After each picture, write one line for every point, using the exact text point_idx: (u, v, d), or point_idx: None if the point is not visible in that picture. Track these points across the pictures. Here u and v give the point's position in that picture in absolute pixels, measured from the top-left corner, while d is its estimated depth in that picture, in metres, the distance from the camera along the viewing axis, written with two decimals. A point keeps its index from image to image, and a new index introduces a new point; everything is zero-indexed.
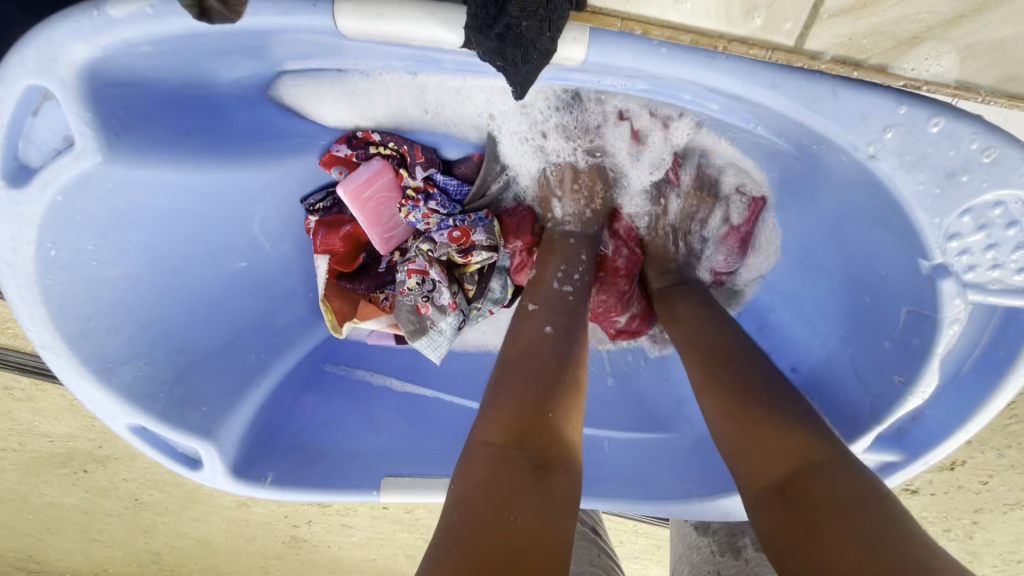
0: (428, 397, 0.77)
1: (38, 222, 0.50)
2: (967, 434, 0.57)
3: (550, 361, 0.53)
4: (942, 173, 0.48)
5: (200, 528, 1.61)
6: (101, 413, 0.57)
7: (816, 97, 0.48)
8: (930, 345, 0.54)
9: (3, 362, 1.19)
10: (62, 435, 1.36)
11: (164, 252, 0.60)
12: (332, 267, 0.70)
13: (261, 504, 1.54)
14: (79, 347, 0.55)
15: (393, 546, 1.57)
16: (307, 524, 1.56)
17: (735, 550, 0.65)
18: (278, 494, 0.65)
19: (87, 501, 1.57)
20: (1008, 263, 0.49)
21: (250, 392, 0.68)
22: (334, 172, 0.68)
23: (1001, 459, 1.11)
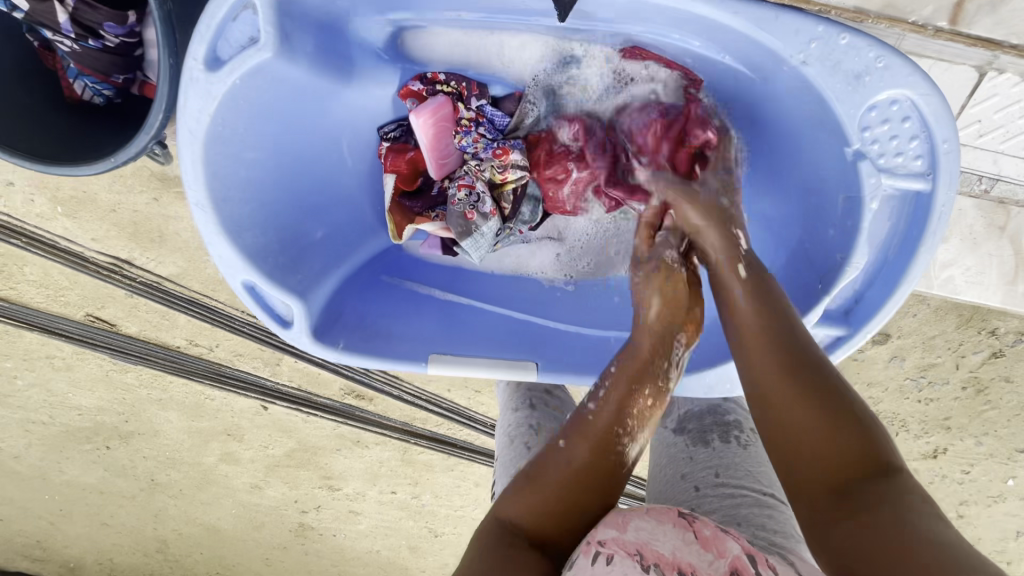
0: (467, 303, 0.91)
1: (220, 100, 0.66)
2: (895, 303, 0.73)
3: (563, 474, 0.61)
4: (851, 75, 0.66)
5: (211, 513, 1.65)
6: (226, 266, 0.72)
7: (762, 18, 0.66)
8: (857, 222, 0.72)
9: (51, 328, 1.27)
10: (93, 407, 1.44)
11: (285, 146, 0.77)
12: (397, 186, 0.88)
13: (273, 487, 1.55)
14: (220, 210, 0.71)
15: (398, 536, 1.60)
16: (316, 511, 1.59)
17: (705, 441, 0.79)
18: (350, 358, 0.80)
19: (104, 481, 1.62)
20: (908, 150, 0.68)
21: (331, 275, 0.85)
22: (408, 103, 0.84)
23: (980, 447, 1.19)
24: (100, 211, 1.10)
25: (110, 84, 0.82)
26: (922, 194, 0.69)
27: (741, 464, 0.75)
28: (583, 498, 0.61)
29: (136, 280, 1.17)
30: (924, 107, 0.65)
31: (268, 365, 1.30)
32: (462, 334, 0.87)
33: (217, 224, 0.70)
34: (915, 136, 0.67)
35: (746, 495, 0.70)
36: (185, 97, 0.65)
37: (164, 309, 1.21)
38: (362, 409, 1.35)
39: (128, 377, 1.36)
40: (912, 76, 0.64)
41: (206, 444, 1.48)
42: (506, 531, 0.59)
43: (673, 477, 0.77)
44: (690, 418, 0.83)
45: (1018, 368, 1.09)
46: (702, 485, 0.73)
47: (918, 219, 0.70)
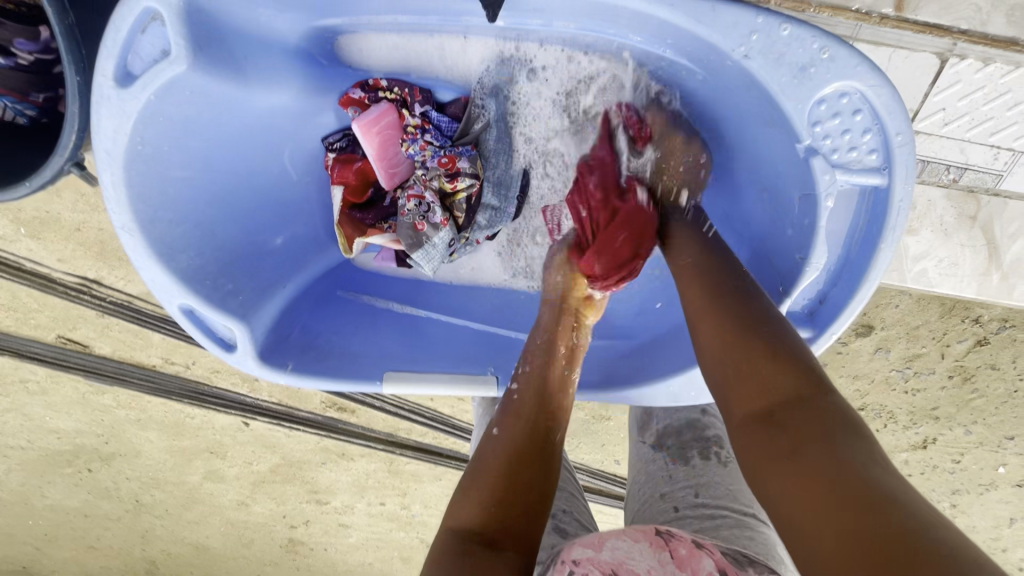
0: (421, 316, 0.90)
1: (135, 118, 0.64)
2: (860, 302, 0.71)
3: (489, 454, 0.62)
4: (796, 68, 0.64)
5: (199, 533, 1.63)
6: (161, 290, 0.71)
7: (701, 12, 0.65)
8: (816, 221, 0.70)
9: (22, 350, 1.25)
10: (71, 430, 1.41)
11: (216, 162, 0.74)
12: (346, 199, 0.86)
13: (260, 504, 1.53)
14: (147, 233, 0.68)
15: (390, 547, 1.58)
16: (305, 525, 1.56)
17: (685, 458, 0.77)
18: (297, 379, 0.78)
19: (88, 504, 1.59)
20: (862, 145, 0.66)
21: (278, 292, 0.83)
22: (349, 111, 0.83)
23: (969, 436, 1.17)
24: (64, 231, 1.08)
25: (30, 104, 0.82)
26: (880, 189, 0.67)
27: (721, 483, 0.73)
28: (525, 482, 0.59)
29: (106, 301, 1.15)
30: (874, 98, 0.63)
31: (247, 381, 1.28)
32: (418, 350, 0.85)
33: (145, 247, 0.68)
34: (867, 129, 0.65)
35: (727, 514, 0.67)
36: (97, 115, 0.63)
37: (135, 327, 1.18)
38: (344, 421, 1.33)
39: (106, 399, 1.33)
40: (857, 66, 0.63)
41: (190, 463, 1.45)
42: (462, 539, 0.55)
43: (651, 495, 0.75)
44: (670, 433, 0.81)
45: (1003, 356, 1.08)
46: (681, 505, 0.71)
47: (878, 215, 0.68)
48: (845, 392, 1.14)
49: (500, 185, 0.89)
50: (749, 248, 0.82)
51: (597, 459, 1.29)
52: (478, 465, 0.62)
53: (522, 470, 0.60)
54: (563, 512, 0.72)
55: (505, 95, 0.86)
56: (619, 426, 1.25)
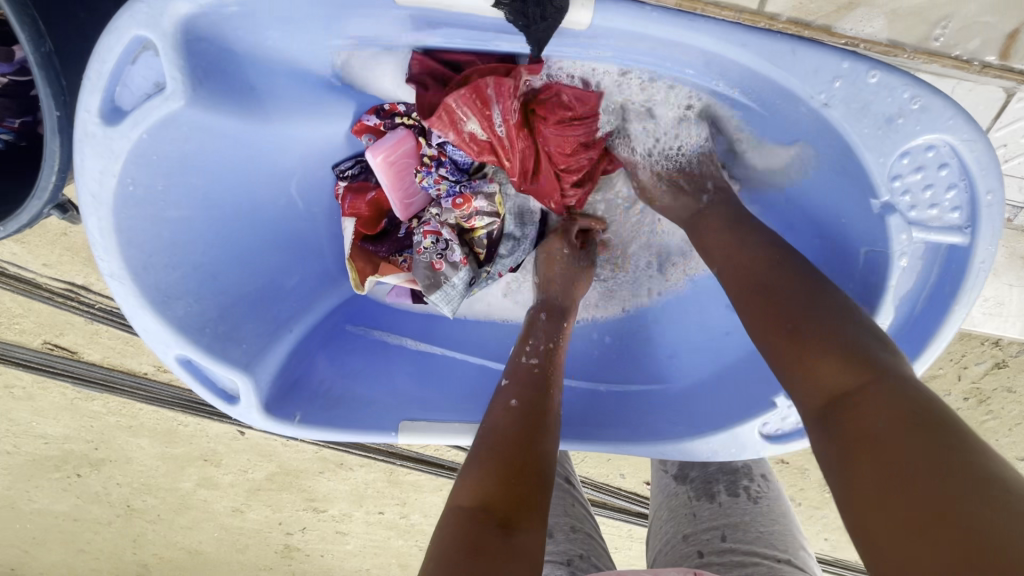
0: (438, 355, 0.86)
1: (126, 157, 0.59)
2: (923, 365, 0.68)
3: (511, 427, 0.61)
4: (881, 118, 0.61)
5: (192, 537, 1.60)
6: (153, 340, 0.66)
7: (779, 53, 0.59)
8: (884, 278, 0.68)
9: (7, 357, 1.20)
10: (59, 436, 1.37)
11: (215, 198, 0.70)
12: (357, 231, 0.82)
13: (255, 511, 1.49)
14: (140, 279, 0.64)
15: (387, 554, 1.56)
16: (301, 532, 1.54)
17: (710, 495, 0.75)
18: (307, 431, 0.74)
19: (77, 508, 1.55)
20: (944, 202, 0.63)
21: (284, 335, 0.79)
22: (364, 139, 0.78)
23: None
24: (50, 235, 1.02)
25: (4, 128, 0.77)
26: (958, 247, 0.65)
27: (750, 526, 0.70)
28: (535, 450, 0.59)
29: (95, 307, 1.09)
30: (966, 153, 0.60)
31: None
32: (432, 394, 0.82)
33: (139, 295, 0.64)
34: (953, 185, 0.62)
35: (758, 562, 0.65)
36: (82, 157, 0.58)
37: (127, 335, 1.14)
38: None
39: (95, 406, 1.28)
40: (952, 120, 0.59)
41: (183, 470, 1.42)
42: (477, 519, 0.52)
43: (674, 536, 0.73)
44: (693, 465, 0.79)
45: (1021, 379, 1.06)
46: (707, 550, 0.69)
47: (952, 274, 0.66)
48: None
49: (520, 216, 0.85)
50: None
51: (601, 474, 1.26)
52: (496, 431, 0.61)
53: (529, 440, 0.60)
54: (580, 557, 0.69)
55: None
56: None
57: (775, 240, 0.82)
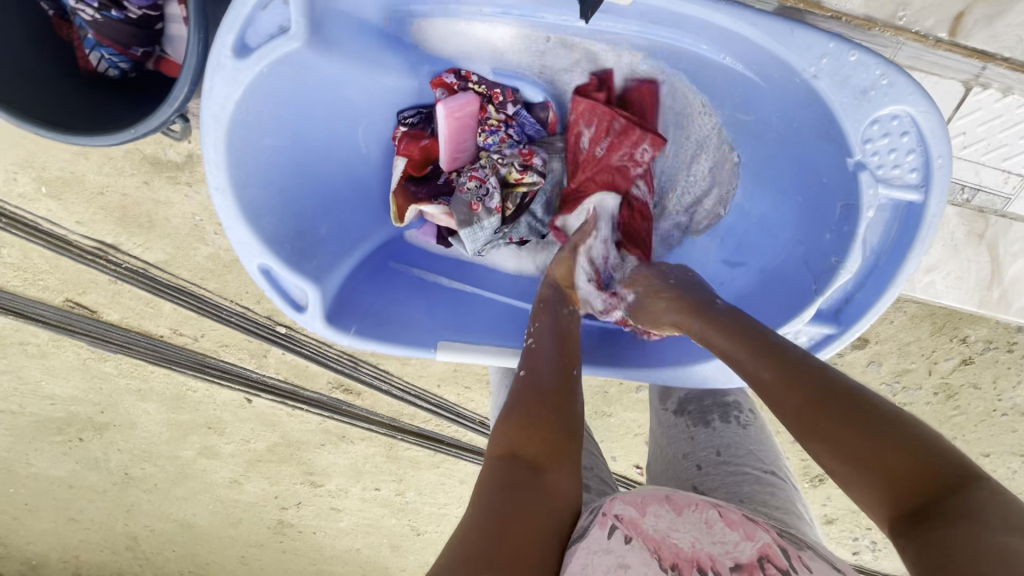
0: (468, 292, 0.91)
1: (247, 86, 0.67)
2: (882, 307, 0.74)
3: (529, 394, 0.65)
4: (857, 90, 0.68)
5: (186, 509, 1.62)
6: (241, 246, 0.72)
7: (778, 32, 0.68)
8: (853, 229, 0.73)
9: (29, 313, 1.23)
10: (67, 397, 1.40)
11: (308, 138, 0.78)
12: (406, 170, 0.86)
13: (252, 483, 1.52)
14: (241, 195, 0.71)
15: (379, 534, 1.59)
16: (296, 507, 1.56)
17: (705, 421, 0.79)
18: (362, 342, 0.80)
19: (73, 474, 1.57)
20: (905, 164, 0.69)
21: (346, 259, 0.85)
22: (437, 93, 0.84)
23: (948, 451, 1.24)
24: (88, 193, 1.07)
25: (128, 57, 0.81)
26: (915, 204, 0.70)
27: (743, 443, 0.76)
28: (553, 406, 0.64)
29: (121, 267, 1.14)
30: (924, 122, 0.67)
31: (254, 357, 1.26)
32: (467, 320, 0.88)
33: (236, 206, 0.70)
34: (913, 150, 0.68)
35: (749, 472, 0.71)
36: (210, 84, 0.66)
37: (149, 296, 1.18)
38: (349, 404, 1.32)
39: (107, 367, 1.32)
40: (913, 93, 0.66)
41: (185, 438, 1.45)
42: (507, 464, 0.58)
43: (673, 456, 0.77)
44: (690, 400, 0.83)
45: (986, 375, 1.14)
46: (705, 463, 0.74)
47: (910, 229, 0.71)
48: None
49: (549, 205, 0.92)
50: (780, 249, 0.84)
51: None
52: (516, 395, 0.66)
53: (555, 406, 0.64)
54: (587, 468, 0.76)
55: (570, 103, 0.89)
56: (619, 424, 1.27)
57: (763, 200, 0.85)
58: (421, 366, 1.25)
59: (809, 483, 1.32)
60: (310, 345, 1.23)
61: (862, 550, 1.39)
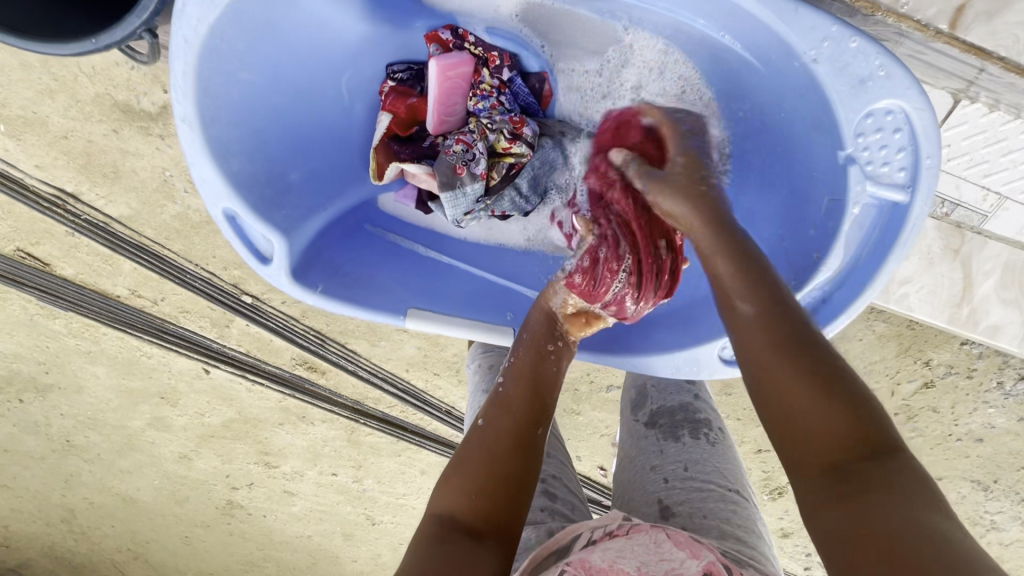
0: (443, 263, 0.88)
1: (224, 9, 0.62)
2: (860, 304, 0.75)
3: (477, 453, 0.58)
4: (855, 79, 0.67)
5: (130, 483, 1.54)
6: (208, 189, 0.70)
7: (782, 10, 0.65)
8: (839, 224, 0.73)
9: None
10: (9, 354, 1.32)
11: (287, 75, 0.74)
12: (390, 128, 0.85)
13: (203, 460, 1.46)
14: (208, 129, 0.68)
15: (333, 521, 1.54)
16: (247, 488, 1.50)
17: (676, 436, 0.74)
18: (325, 301, 0.78)
19: (10, 438, 1.48)
20: (894, 162, 0.69)
21: (319, 213, 0.83)
22: (431, 48, 0.81)
23: None
24: (50, 136, 1.01)
25: None
26: (899, 205, 0.70)
27: (709, 460, 0.71)
28: (504, 468, 0.57)
29: (80, 218, 1.08)
30: (917, 120, 0.66)
31: (216, 327, 1.21)
32: (438, 290, 0.86)
33: (201, 142, 0.68)
34: (903, 148, 0.68)
35: (714, 489, 0.66)
36: (183, 2, 0.61)
37: (107, 252, 1.12)
38: (312, 382, 1.27)
39: (55, 325, 1.25)
40: (910, 88, 0.65)
41: (135, 407, 1.38)
42: (443, 531, 0.53)
43: (641, 467, 0.72)
44: (663, 413, 0.78)
45: (945, 400, 1.17)
46: (671, 476, 0.69)
47: (893, 228, 0.71)
48: None
49: (536, 182, 0.87)
50: (761, 244, 0.84)
51: None
52: (465, 451, 0.59)
53: (506, 466, 0.57)
54: (553, 476, 0.72)
55: (566, 79, 0.86)
56: (587, 423, 1.25)
57: (749, 195, 0.84)
58: (389, 349, 1.21)
59: (768, 496, 1.33)
60: (276, 317, 1.18)
61: (814, 565, 1.41)
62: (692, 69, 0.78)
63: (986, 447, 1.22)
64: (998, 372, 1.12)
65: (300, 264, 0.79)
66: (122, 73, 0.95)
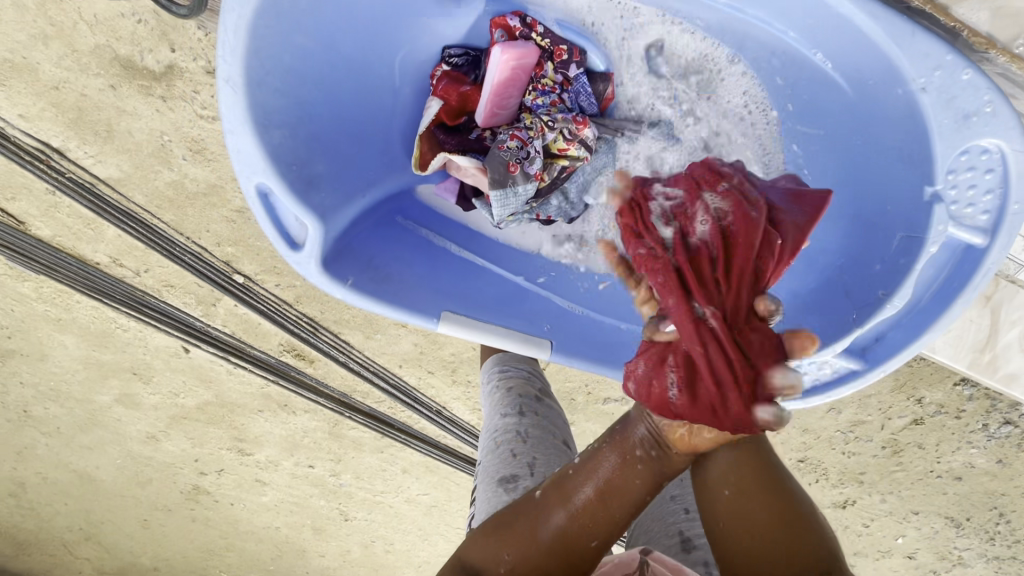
0: (476, 263, 0.86)
1: None
2: (918, 345, 0.76)
3: (522, 532, 0.56)
4: (960, 113, 0.67)
5: (89, 461, 1.46)
6: (244, 162, 0.65)
7: (899, 33, 0.66)
8: (913, 262, 0.73)
9: None
10: None
11: (342, 46, 0.70)
12: (439, 116, 0.80)
13: (172, 442, 1.39)
14: (252, 95, 0.63)
15: (304, 514, 1.49)
16: (216, 474, 1.43)
17: None
18: (355, 296, 0.74)
19: None
20: (979, 203, 0.70)
21: (356, 201, 0.78)
22: (496, 33, 0.76)
23: (882, 504, 1.29)
24: (39, 85, 0.93)
25: None
26: (975, 248, 0.71)
27: None
28: (543, 556, 0.55)
29: (64, 176, 1.01)
30: (1012, 163, 0.67)
31: (201, 305, 1.14)
32: (471, 292, 0.83)
33: (244, 109, 0.63)
34: (991, 190, 0.69)
35: None
36: None
37: (91, 215, 1.05)
38: (299, 370, 1.22)
39: (24, 288, 1.16)
40: (1012, 129, 0.66)
41: (104, 381, 1.30)
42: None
43: (660, 496, 0.71)
44: None
45: (931, 437, 1.19)
46: (692, 508, 0.68)
47: (964, 271, 0.72)
48: (791, 441, 1.23)
49: (583, 187, 0.85)
50: (814, 273, 0.82)
51: None
52: (511, 516, 0.58)
53: (546, 556, 0.55)
54: None
55: (627, 82, 0.82)
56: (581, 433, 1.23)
57: None
58: (385, 343, 1.17)
59: None
60: (268, 300, 1.12)
61: None
62: (758, 86, 0.78)
63: (963, 486, 1.24)
64: (985, 415, 1.14)
65: (333, 254, 0.75)
66: (126, 26, 0.88)
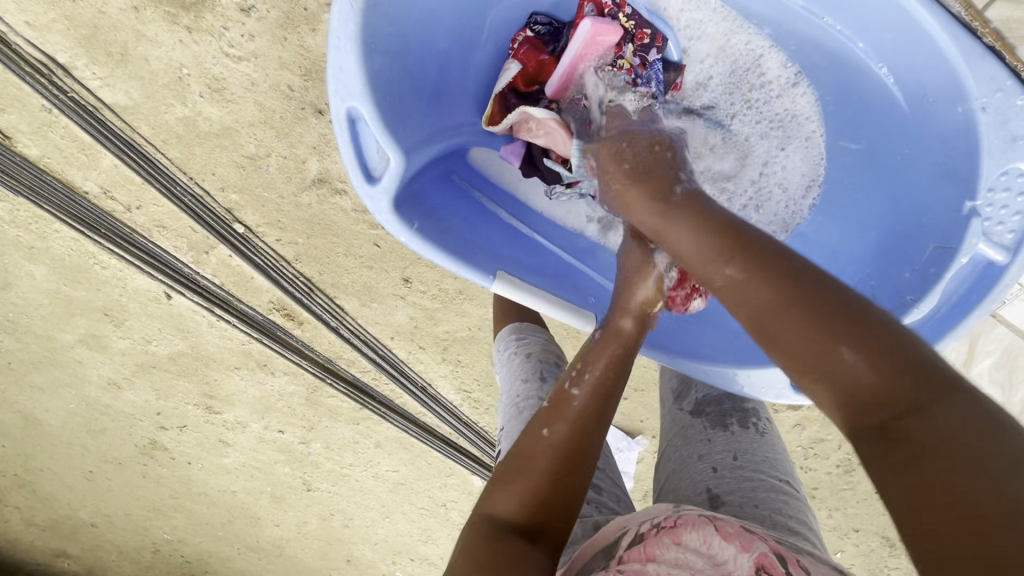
0: (523, 232, 0.86)
1: None
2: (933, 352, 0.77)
3: (540, 466, 0.56)
4: (1008, 137, 0.68)
5: (38, 403, 1.37)
6: (343, 82, 0.63)
7: (970, 53, 0.67)
8: (942, 271, 0.75)
9: None
10: None
11: None
12: (515, 78, 0.83)
13: (135, 391, 1.32)
14: (369, 13, 0.62)
15: (263, 481, 1.44)
16: (177, 431, 1.38)
17: (723, 425, 0.74)
18: (419, 241, 0.73)
19: None
20: (1006, 223, 0.71)
21: (426, 149, 0.78)
22: (584, 8, 0.81)
23: (828, 520, 1.36)
24: None
25: None
26: (995, 266, 0.72)
27: (758, 451, 0.71)
28: (561, 481, 0.56)
29: (65, 95, 0.95)
30: None
31: (192, 250, 1.10)
32: (522, 258, 0.84)
33: (357, 25, 0.61)
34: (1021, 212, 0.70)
35: (765, 479, 0.67)
36: None
37: (87, 140, 0.99)
38: (286, 331, 1.19)
39: None
40: None
41: (70, 319, 1.22)
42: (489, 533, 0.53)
43: (688, 456, 0.72)
44: (709, 402, 0.78)
45: None
46: (720, 466, 0.69)
47: (983, 285, 0.73)
48: None
49: None
50: None
51: None
52: (525, 457, 0.57)
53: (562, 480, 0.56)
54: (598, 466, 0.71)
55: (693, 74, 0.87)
56: None
57: (834, 228, 0.87)
58: (381, 313, 1.16)
59: None
60: (266, 254, 1.09)
61: None
62: (809, 101, 0.82)
63: None
64: None
65: (401, 196, 0.73)
66: None
